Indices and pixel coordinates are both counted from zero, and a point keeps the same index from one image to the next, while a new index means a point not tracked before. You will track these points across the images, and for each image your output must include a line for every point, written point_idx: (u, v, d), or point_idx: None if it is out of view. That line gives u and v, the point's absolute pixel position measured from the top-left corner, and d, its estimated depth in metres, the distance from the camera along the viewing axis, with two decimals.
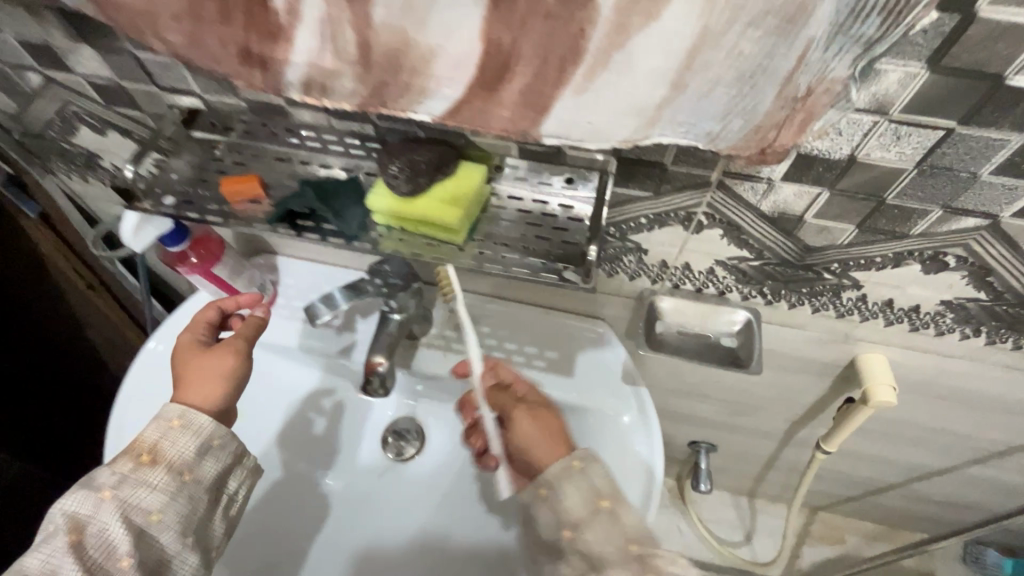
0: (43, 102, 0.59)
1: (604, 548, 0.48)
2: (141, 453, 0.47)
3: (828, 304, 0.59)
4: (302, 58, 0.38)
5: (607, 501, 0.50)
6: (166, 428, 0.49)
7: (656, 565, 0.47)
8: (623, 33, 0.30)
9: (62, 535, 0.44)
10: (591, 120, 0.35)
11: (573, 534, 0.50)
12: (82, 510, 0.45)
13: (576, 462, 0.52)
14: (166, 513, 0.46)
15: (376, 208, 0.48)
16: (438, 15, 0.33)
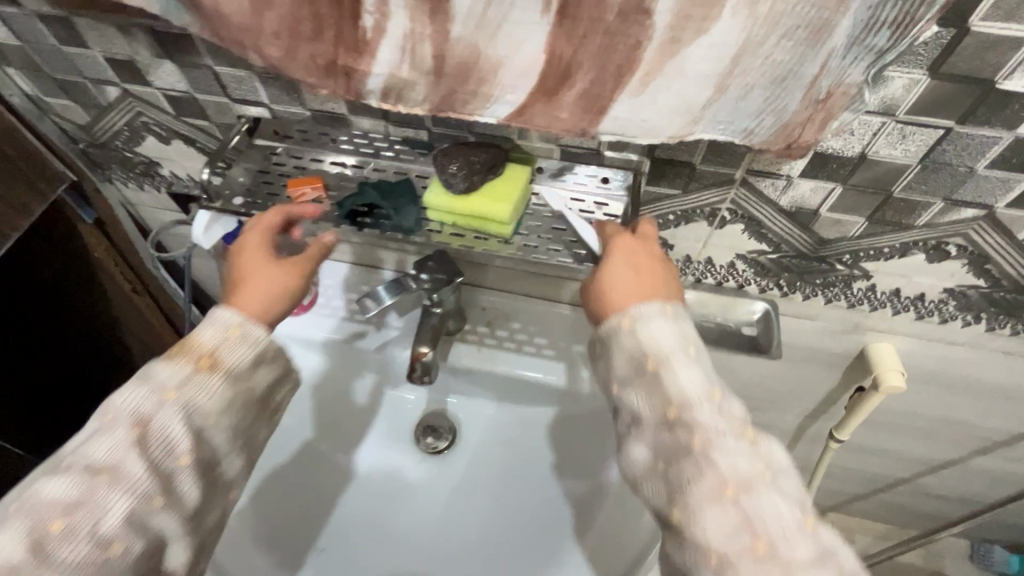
0: (115, 113, 0.64)
1: (648, 409, 0.44)
2: (200, 358, 0.45)
3: (840, 295, 0.64)
4: (383, 69, 0.43)
5: (656, 362, 0.44)
6: (224, 334, 0.46)
7: (702, 433, 0.42)
8: (674, 44, 0.35)
9: (124, 429, 0.42)
10: (643, 118, 0.40)
11: (621, 390, 0.46)
12: (142, 408, 0.43)
13: (629, 320, 0.46)
14: (223, 416, 0.46)
15: (432, 205, 0.53)
16: (510, 31, 0.38)
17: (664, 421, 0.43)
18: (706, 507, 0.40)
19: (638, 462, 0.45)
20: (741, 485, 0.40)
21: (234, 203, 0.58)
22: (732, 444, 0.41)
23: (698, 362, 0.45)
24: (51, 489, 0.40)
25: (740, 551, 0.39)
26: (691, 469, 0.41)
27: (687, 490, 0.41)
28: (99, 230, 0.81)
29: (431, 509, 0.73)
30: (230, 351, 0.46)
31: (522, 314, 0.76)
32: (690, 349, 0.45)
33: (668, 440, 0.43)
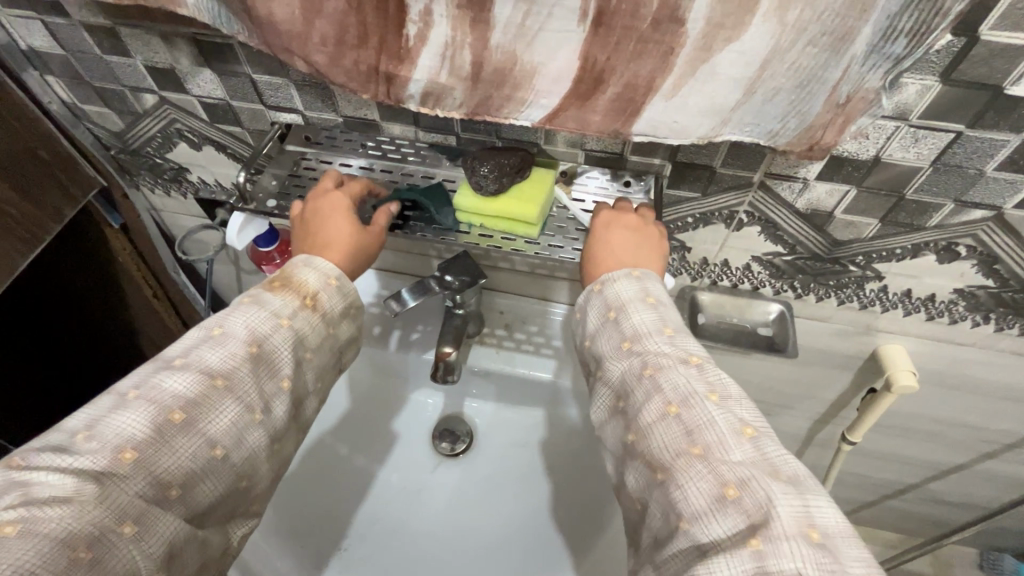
0: (149, 120, 0.66)
1: (610, 351, 0.46)
2: (306, 296, 0.48)
3: (852, 296, 0.66)
4: (423, 75, 0.46)
5: (616, 313, 0.47)
6: (325, 282, 0.50)
7: (650, 360, 0.43)
8: (704, 50, 0.38)
9: (242, 345, 0.43)
10: (676, 120, 0.43)
11: (590, 340, 0.48)
12: (257, 326, 0.45)
13: (597, 283, 0.50)
14: (314, 354, 0.48)
15: (461, 206, 0.55)
16: (547, 40, 0.41)
17: (621, 355, 0.45)
18: (650, 425, 0.40)
19: (601, 404, 0.46)
20: (682, 401, 0.40)
21: (268, 205, 0.60)
22: (677, 366, 0.42)
23: (659, 310, 0.46)
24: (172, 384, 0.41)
25: (677, 459, 0.38)
26: (640, 393, 0.42)
27: (636, 412, 0.42)
28: (124, 236, 0.83)
29: (438, 509, 0.74)
30: (328, 297, 0.49)
31: (541, 316, 0.78)
32: (651, 301, 0.47)
33: (623, 370, 0.44)
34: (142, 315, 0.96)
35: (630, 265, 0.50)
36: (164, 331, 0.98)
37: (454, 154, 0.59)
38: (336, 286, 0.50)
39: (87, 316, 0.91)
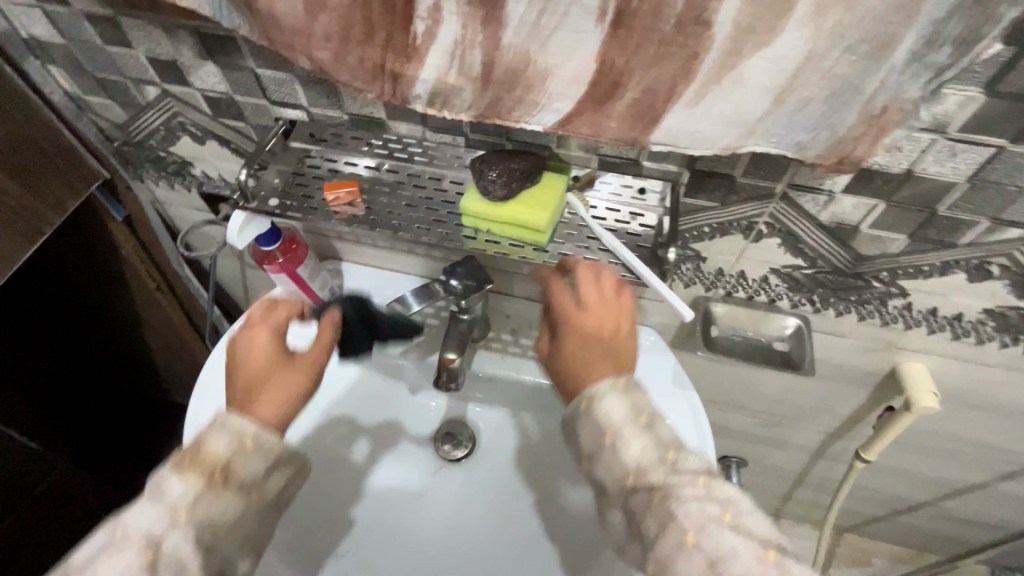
0: (152, 113, 0.65)
1: (609, 474, 0.43)
2: (213, 471, 0.43)
3: (874, 313, 0.63)
4: (431, 74, 0.43)
5: (613, 438, 0.43)
6: (234, 445, 0.44)
7: (653, 484, 0.41)
8: (731, 56, 0.35)
9: (137, 552, 0.39)
10: (697, 129, 0.40)
11: (587, 458, 0.45)
12: (142, 531, 0.40)
13: (585, 401, 0.45)
14: (229, 531, 0.43)
15: (468, 212, 0.53)
16: (562, 40, 0.38)
17: (624, 481, 0.42)
18: (670, 557, 0.39)
19: (616, 518, 0.44)
20: (699, 528, 0.38)
21: (270, 204, 0.59)
22: (683, 485, 0.40)
23: (654, 430, 0.43)
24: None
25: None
26: (654, 520, 0.40)
27: (654, 540, 0.40)
28: (128, 229, 0.82)
29: (438, 510, 0.74)
30: (238, 466, 0.44)
31: None
32: (644, 419, 0.44)
33: (631, 494, 0.42)
34: (147, 306, 0.95)
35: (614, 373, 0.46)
36: (168, 322, 0.97)
37: (463, 155, 0.57)
38: (244, 450, 0.44)
39: (74, 299, 0.94)
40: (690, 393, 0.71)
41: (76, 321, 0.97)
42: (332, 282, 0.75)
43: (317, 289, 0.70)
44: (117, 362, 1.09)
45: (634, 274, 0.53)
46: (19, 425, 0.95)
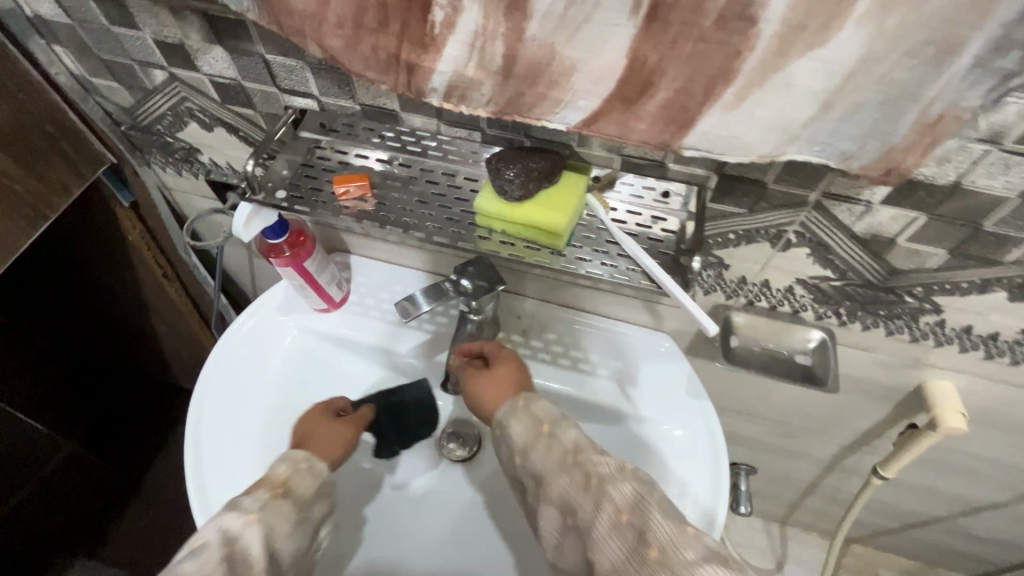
0: (159, 97, 0.63)
1: (547, 467, 0.51)
2: (276, 487, 0.53)
3: (903, 328, 0.60)
4: (448, 66, 0.41)
5: (519, 456, 0.54)
6: (295, 466, 0.56)
7: (592, 473, 0.48)
8: (777, 56, 0.32)
9: (215, 548, 0.45)
10: (735, 133, 0.38)
11: (522, 461, 0.54)
12: (230, 525, 0.48)
13: (495, 429, 0.58)
14: (284, 543, 0.51)
15: (482, 211, 0.50)
16: (591, 34, 0.36)
17: (564, 468, 0.49)
18: (604, 537, 0.44)
19: (552, 523, 0.49)
20: (632, 509, 0.44)
21: (278, 197, 0.57)
22: (617, 479, 0.46)
23: (553, 441, 0.52)
24: (194, 565, 0.43)
25: (638, 566, 0.41)
26: (589, 504, 0.46)
27: (590, 525, 0.45)
28: (134, 213, 0.80)
29: (438, 514, 0.70)
30: (300, 480, 0.55)
31: (560, 323, 0.74)
32: (545, 429, 0.54)
33: (571, 485, 0.48)
34: (153, 294, 0.94)
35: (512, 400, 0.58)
36: (175, 311, 0.97)
37: (479, 151, 0.55)
38: (306, 467, 0.56)
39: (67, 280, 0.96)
40: (705, 402, 0.69)
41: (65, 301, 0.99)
42: (340, 275, 0.73)
43: (325, 283, 0.69)
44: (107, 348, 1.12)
45: (653, 282, 0.50)
46: (23, 405, 0.94)
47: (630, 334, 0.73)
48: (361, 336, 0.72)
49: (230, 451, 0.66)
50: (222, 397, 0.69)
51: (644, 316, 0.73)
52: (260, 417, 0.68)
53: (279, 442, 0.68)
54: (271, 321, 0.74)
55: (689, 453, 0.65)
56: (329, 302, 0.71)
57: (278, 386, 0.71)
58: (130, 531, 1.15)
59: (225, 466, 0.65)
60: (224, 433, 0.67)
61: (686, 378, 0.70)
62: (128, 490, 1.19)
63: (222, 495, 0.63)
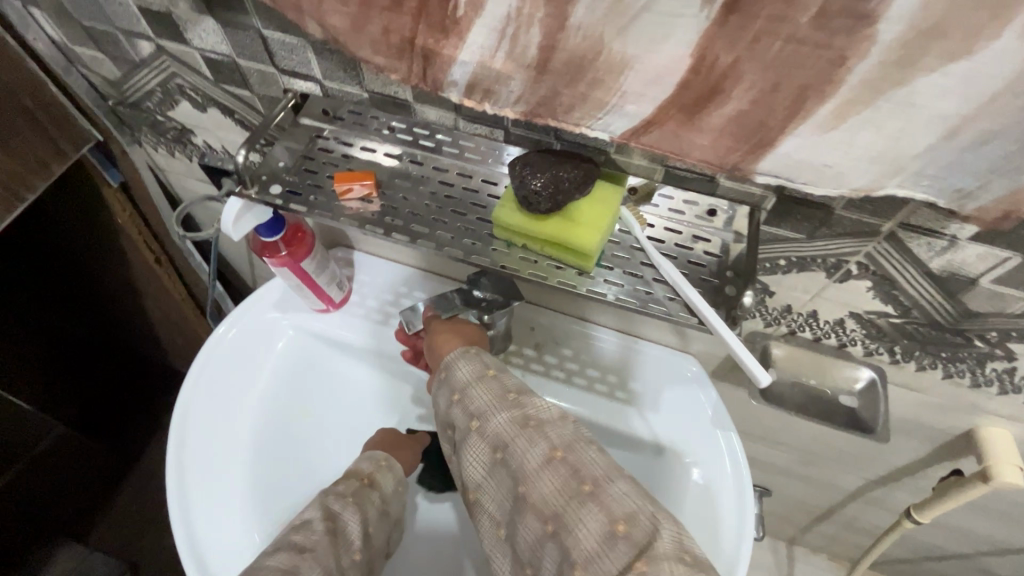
0: (147, 72, 0.56)
1: (488, 405, 0.46)
2: (361, 477, 0.57)
3: (965, 372, 0.53)
4: (472, 56, 0.36)
5: (459, 394, 0.48)
6: (376, 464, 0.59)
7: (531, 416, 0.45)
8: (900, 65, 0.28)
9: (319, 521, 0.52)
10: (830, 159, 0.34)
11: (461, 397, 0.48)
12: (332, 505, 0.54)
13: (441, 371, 0.51)
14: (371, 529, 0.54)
15: (503, 222, 0.45)
16: (646, 26, 0.30)
17: (505, 405, 0.46)
18: (538, 473, 0.41)
19: (478, 459, 0.45)
20: (566, 446, 0.42)
21: (272, 191, 0.50)
22: (556, 422, 0.44)
23: (498, 381, 0.48)
24: (305, 539, 0.49)
25: (571, 500, 0.39)
26: (523, 442, 0.43)
27: (521, 462, 0.42)
28: (123, 194, 0.76)
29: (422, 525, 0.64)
30: (382, 476, 0.58)
31: (576, 339, 0.67)
32: (490, 373, 0.49)
33: (505, 419, 0.45)
34: (144, 278, 0.89)
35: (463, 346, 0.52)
36: (167, 297, 0.92)
37: (501, 151, 0.49)
38: (387, 465, 0.59)
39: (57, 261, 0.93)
40: (730, 433, 0.61)
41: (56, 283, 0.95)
42: (341, 274, 0.67)
43: (324, 284, 0.63)
44: (99, 330, 1.07)
45: (695, 316, 0.44)
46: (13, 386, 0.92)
47: (655, 355, 0.66)
48: (361, 342, 0.67)
49: (218, 464, 0.60)
50: (209, 403, 0.62)
51: (670, 336, 0.66)
52: (252, 427, 0.62)
53: (274, 454, 0.62)
54: (265, 318, 0.67)
55: (710, 494, 0.59)
56: (328, 303, 0.66)
57: (272, 391, 0.64)
58: (121, 512, 1.12)
59: (213, 481, 0.59)
60: (211, 443, 0.60)
61: (712, 409, 0.63)
62: (124, 473, 1.16)
63: (209, 513, 0.57)
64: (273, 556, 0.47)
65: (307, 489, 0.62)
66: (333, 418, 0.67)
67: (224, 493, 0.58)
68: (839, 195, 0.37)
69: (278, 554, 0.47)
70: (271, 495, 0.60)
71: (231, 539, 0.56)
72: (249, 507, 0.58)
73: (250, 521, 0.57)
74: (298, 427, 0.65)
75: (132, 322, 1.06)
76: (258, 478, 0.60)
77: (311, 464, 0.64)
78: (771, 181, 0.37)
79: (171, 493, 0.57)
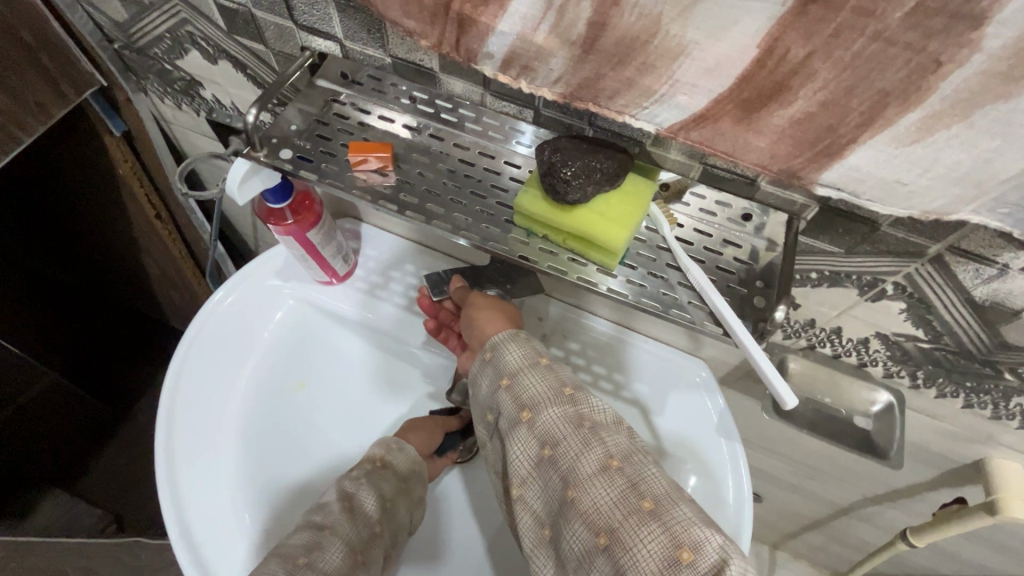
0: (155, 15, 0.52)
1: (542, 396, 0.44)
2: (374, 460, 0.58)
3: (986, 404, 0.51)
4: (513, 26, 0.34)
5: (508, 380, 0.46)
6: (386, 446, 0.59)
7: (586, 415, 0.42)
8: (1006, 77, 0.26)
9: (336, 504, 0.53)
10: (900, 175, 0.33)
11: (510, 382, 0.46)
12: (347, 486, 0.55)
13: (485, 351, 0.49)
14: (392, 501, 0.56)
15: (527, 211, 0.42)
16: (716, 12, 0.28)
17: (560, 400, 0.43)
18: (591, 479, 0.39)
19: (525, 453, 0.43)
20: (624, 456, 0.40)
21: (282, 156, 0.47)
22: (611, 427, 0.42)
23: (552, 372, 0.46)
24: (323, 518, 0.52)
25: (629, 516, 0.37)
26: (577, 443, 0.41)
27: (573, 466, 0.40)
28: (126, 144, 0.72)
29: (435, 516, 0.63)
30: (393, 457, 0.59)
31: (587, 334, 0.65)
32: (543, 361, 0.47)
33: (558, 415, 0.42)
34: (144, 231, 0.87)
35: (510, 327, 0.50)
36: (166, 253, 0.89)
37: (528, 133, 0.46)
38: (397, 447, 0.59)
39: (28, 188, 0.89)
40: (735, 444, 0.59)
41: (24, 208, 0.92)
42: (348, 246, 0.64)
43: (330, 255, 0.60)
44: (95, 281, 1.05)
45: (721, 326, 0.41)
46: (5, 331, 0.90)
47: (664, 355, 0.63)
48: (363, 318, 0.65)
49: (210, 436, 0.58)
50: (203, 371, 0.60)
51: (682, 339, 0.64)
52: (246, 399, 0.60)
53: (267, 428, 0.60)
54: (266, 285, 0.65)
55: (709, 506, 0.56)
56: (332, 276, 0.63)
57: (268, 363, 0.62)
58: (108, 464, 1.11)
59: (204, 452, 0.57)
60: (204, 412, 0.58)
61: (719, 414, 0.60)
62: (112, 423, 1.15)
63: (198, 485, 0.55)
64: (295, 535, 0.50)
65: (298, 465, 0.61)
66: (327, 393, 0.65)
67: (214, 465, 0.57)
68: (906, 216, 0.36)
69: (300, 533, 0.50)
70: (262, 471, 0.58)
71: (219, 513, 0.54)
72: (240, 481, 0.56)
73: (241, 495, 0.56)
74: (294, 401, 0.63)
75: (127, 274, 1.03)
76: (250, 452, 0.58)
77: (303, 440, 0.63)
78: (832, 193, 0.36)
79: (160, 463, 0.55)
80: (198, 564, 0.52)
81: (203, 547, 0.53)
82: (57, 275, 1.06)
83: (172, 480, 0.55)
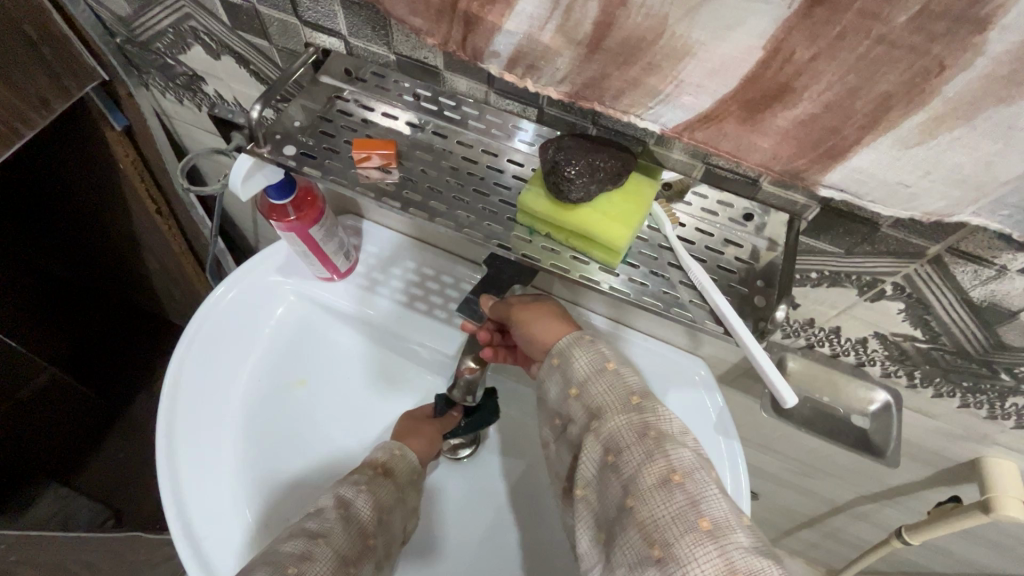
0: (158, 10, 0.52)
1: (608, 403, 0.45)
2: (377, 466, 0.58)
3: (982, 404, 0.52)
4: (520, 25, 0.34)
5: (577, 389, 0.47)
6: (390, 452, 0.59)
7: (651, 424, 0.43)
8: (1009, 81, 0.26)
9: (332, 510, 0.52)
10: (901, 178, 0.33)
11: (579, 393, 0.47)
12: (346, 493, 0.54)
13: (552, 357, 0.49)
14: (390, 514, 0.55)
15: (531, 209, 0.42)
16: (722, 15, 0.29)
17: (626, 409, 0.44)
18: (650, 491, 0.39)
19: (590, 459, 0.44)
20: (687, 472, 0.40)
21: (285, 152, 0.47)
22: (678, 439, 0.42)
23: (620, 378, 0.46)
24: (317, 526, 0.50)
25: (685, 534, 0.37)
26: (639, 454, 0.41)
27: (634, 476, 0.41)
28: (127, 139, 0.72)
29: (433, 510, 0.64)
30: (397, 464, 0.58)
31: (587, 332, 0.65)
32: (610, 366, 0.47)
33: (624, 424, 0.43)
34: (145, 227, 0.87)
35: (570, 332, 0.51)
36: (168, 249, 0.90)
37: (533, 131, 0.46)
38: (401, 453, 0.59)
39: (28, 183, 0.89)
40: (733, 442, 0.59)
41: (27, 204, 0.92)
42: (349, 243, 0.64)
43: (333, 251, 0.60)
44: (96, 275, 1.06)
45: (722, 325, 0.41)
46: None
47: (666, 355, 0.64)
48: (361, 314, 0.64)
49: (210, 432, 0.57)
50: (204, 367, 0.60)
51: (682, 338, 0.64)
52: (248, 395, 0.60)
53: (268, 424, 0.61)
54: (266, 282, 0.65)
55: None
56: (333, 272, 0.63)
57: (270, 359, 0.62)
58: (107, 460, 1.11)
59: (204, 449, 0.57)
60: (205, 408, 0.58)
61: (717, 412, 0.61)
62: (114, 417, 1.15)
63: (199, 482, 0.55)
64: (287, 542, 0.47)
65: (299, 460, 0.62)
66: (326, 391, 0.66)
67: (214, 459, 0.56)
68: (907, 219, 0.36)
69: (292, 540, 0.48)
70: (263, 466, 0.58)
71: (220, 507, 0.54)
72: (241, 477, 0.56)
73: (241, 490, 0.56)
74: (294, 398, 0.64)
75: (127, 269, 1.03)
76: (251, 447, 0.58)
77: (303, 437, 0.63)
78: (836, 195, 0.36)
79: (160, 458, 0.55)
80: (200, 559, 0.52)
81: (205, 542, 0.53)
82: (58, 271, 1.06)
83: (172, 475, 0.55)
